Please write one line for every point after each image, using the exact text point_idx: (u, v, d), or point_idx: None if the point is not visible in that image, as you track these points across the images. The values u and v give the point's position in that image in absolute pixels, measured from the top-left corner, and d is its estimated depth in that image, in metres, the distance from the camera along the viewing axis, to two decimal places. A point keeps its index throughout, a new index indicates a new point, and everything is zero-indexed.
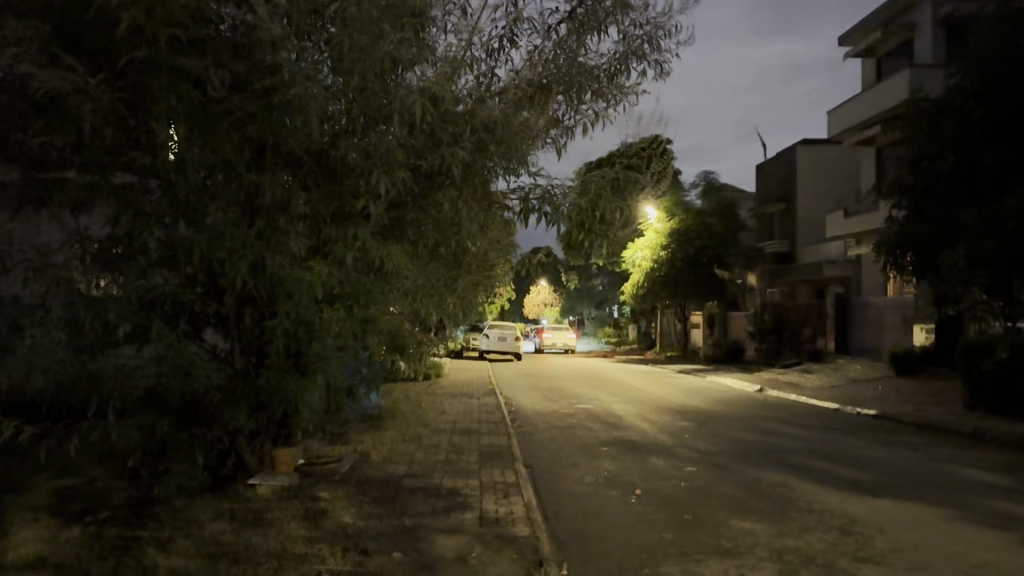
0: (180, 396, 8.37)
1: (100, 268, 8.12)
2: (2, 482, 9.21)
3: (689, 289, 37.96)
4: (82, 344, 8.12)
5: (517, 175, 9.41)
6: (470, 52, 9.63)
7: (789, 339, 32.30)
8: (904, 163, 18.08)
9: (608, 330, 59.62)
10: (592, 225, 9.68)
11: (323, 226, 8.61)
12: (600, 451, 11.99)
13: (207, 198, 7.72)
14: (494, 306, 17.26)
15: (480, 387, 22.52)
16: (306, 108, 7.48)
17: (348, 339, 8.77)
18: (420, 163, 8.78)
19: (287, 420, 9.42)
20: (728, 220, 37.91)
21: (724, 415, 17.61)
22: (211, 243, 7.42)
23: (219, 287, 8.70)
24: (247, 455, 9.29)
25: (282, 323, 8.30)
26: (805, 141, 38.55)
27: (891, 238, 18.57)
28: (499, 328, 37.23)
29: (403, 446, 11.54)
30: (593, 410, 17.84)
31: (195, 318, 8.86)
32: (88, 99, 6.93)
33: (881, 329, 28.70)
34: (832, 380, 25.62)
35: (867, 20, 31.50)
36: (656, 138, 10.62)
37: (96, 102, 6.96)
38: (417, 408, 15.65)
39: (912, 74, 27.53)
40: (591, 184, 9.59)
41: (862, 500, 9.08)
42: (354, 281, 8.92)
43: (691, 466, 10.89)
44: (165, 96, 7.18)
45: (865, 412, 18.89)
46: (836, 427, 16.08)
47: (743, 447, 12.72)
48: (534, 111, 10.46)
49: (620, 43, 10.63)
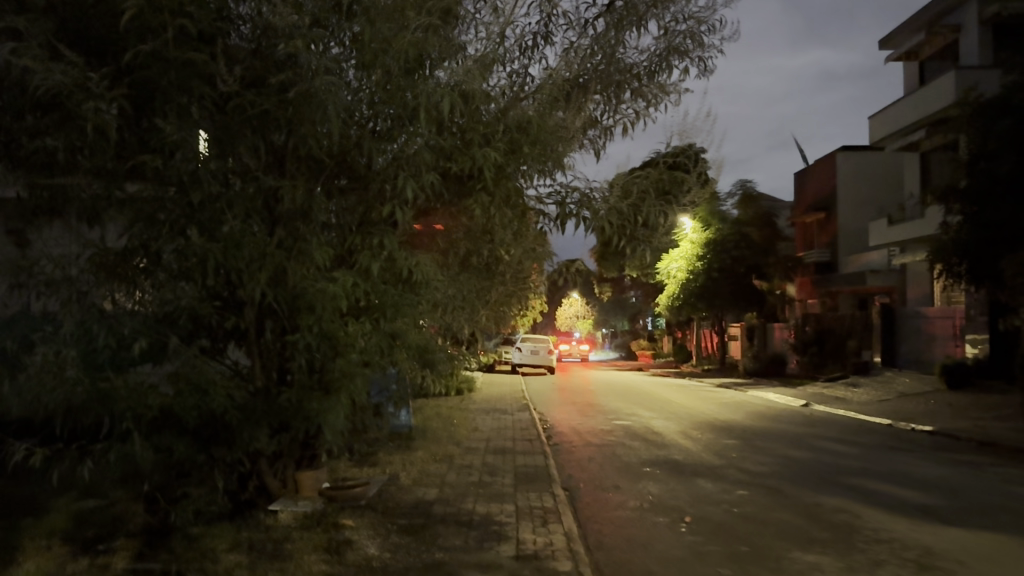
0: (197, 417, 7.81)
1: (110, 280, 7.80)
2: (19, 507, 8.79)
3: (727, 300, 37.01)
4: (95, 359, 7.64)
5: (553, 178, 8.95)
6: (503, 48, 9.05)
7: (831, 353, 30.91)
8: (958, 166, 17.18)
9: (642, 343, 58.60)
10: (637, 233, 8.98)
11: (348, 235, 8.01)
12: (642, 472, 11.32)
13: (225, 203, 7.16)
14: (528, 318, 16.64)
15: (513, 402, 21.87)
16: (319, 100, 7.01)
17: (375, 355, 8.13)
18: (450, 165, 8.23)
19: (312, 440, 8.85)
20: (767, 229, 36.95)
21: (770, 431, 16.77)
22: (228, 252, 6.98)
23: (238, 300, 8.15)
24: (269, 479, 8.74)
25: (304, 338, 7.70)
26: (845, 147, 37.45)
27: (944, 246, 17.66)
28: (532, 340, 36.57)
29: (434, 468, 10.94)
30: (632, 426, 17.10)
31: (214, 332, 8.32)
32: (89, 96, 6.57)
33: (929, 340, 27.59)
34: (880, 394, 24.57)
35: (909, 21, 30.52)
36: (688, 146, 9.72)
37: (98, 100, 6.57)
38: (449, 425, 15.08)
39: (958, 76, 26.52)
40: (634, 186, 9.10)
41: (935, 530, 8.29)
42: (379, 292, 8.16)
43: (743, 489, 10.15)
44: (175, 93, 6.99)
45: (921, 428, 17.91)
46: (891, 445, 15.19)
47: (795, 468, 11.92)
48: (570, 109, 9.76)
49: (661, 39, 10.06)
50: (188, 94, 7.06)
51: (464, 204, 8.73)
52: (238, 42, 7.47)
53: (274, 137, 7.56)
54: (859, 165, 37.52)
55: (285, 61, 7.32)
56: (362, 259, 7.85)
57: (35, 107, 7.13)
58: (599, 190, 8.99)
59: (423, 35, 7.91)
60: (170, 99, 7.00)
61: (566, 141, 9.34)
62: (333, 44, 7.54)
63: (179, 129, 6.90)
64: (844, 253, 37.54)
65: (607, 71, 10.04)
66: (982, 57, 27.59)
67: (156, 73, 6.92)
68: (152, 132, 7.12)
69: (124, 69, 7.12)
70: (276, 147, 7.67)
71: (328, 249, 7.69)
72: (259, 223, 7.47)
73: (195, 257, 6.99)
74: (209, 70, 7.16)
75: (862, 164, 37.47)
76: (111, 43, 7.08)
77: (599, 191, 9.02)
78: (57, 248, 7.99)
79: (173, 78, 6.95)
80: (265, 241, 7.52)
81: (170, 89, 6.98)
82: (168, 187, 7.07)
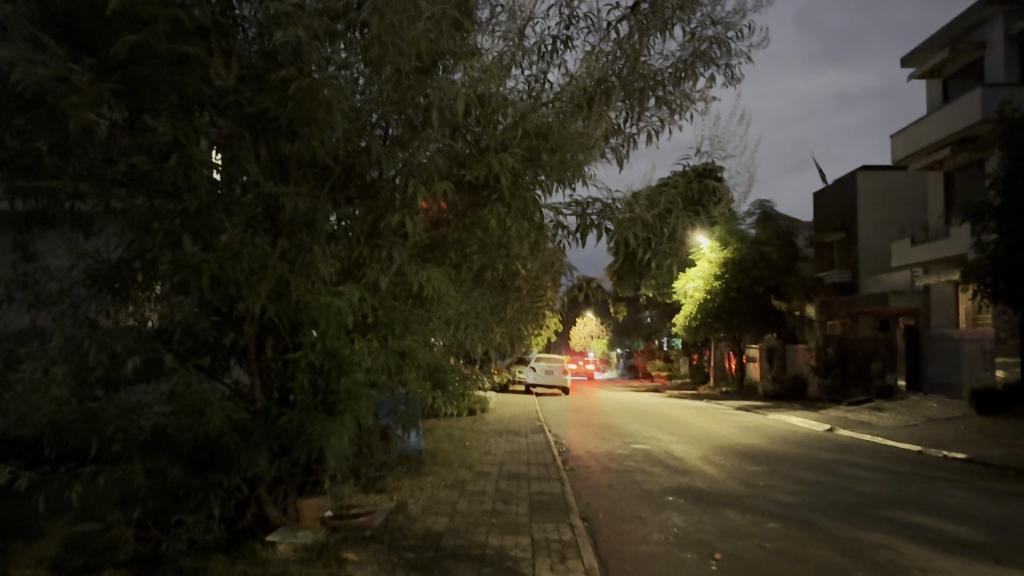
0: (192, 439, 7.30)
1: (102, 292, 7.55)
2: (7, 532, 8.32)
3: (745, 321, 36.31)
4: (86, 377, 7.20)
5: (574, 188, 8.42)
6: (521, 52, 8.58)
7: (854, 376, 29.86)
8: (991, 183, 16.54)
9: (658, 364, 57.76)
10: (662, 244, 8.56)
11: (356, 247, 7.52)
12: (665, 501, 10.71)
13: (224, 211, 6.70)
14: (543, 337, 16.07)
15: (527, 424, 21.22)
16: (323, 102, 6.66)
17: (382, 376, 7.58)
18: (463, 174, 7.73)
19: (314, 466, 8.33)
20: (786, 249, 36.28)
21: (795, 457, 16.08)
22: (226, 264, 6.50)
23: (239, 314, 7.56)
24: (268, 506, 8.22)
25: (307, 355, 7.20)
26: (865, 166, 36.75)
27: (978, 266, 16.99)
28: (546, 360, 35.90)
29: (445, 495, 10.38)
30: (651, 451, 16.43)
31: (217, 350, 7.81)
32: (73, 93, 6.21)
33: (956, 365, 26.80)
34: (906, 419, 23.78)
35: (932, 39, 29.91)
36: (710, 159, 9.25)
37: (82, 96, 6.20)
38: (461, 447, 14.49)
39: (984, 93, 25.85)
40: (661, 197, 8.73)
41: (988, 570, 7.65)
42: (387, 308, 7.66)
43: (774, 522, 9.53)
44: (164, 93, 6.62)
45: (954, 455, 17.15)
46: (925, 473, 14.45)
47: (827, 498, 11.27)
48: (592, 116, 9.24)
49: (686, 45, 9.56)
50: (184, 97, 6.74)
51: (476, 215, 8.28)
52: (239, 42, 7.04)
53: (278, 137, 7.10)
54: (881, 184, 36.82)
55: (288, 56, 6.86)
56: (369, 272, 7.34)
57: (22, 109, 6.72)
58: (622, 200, 8.49)
59: (436, 35, 7.49)
60: (161, 100, 6.63)
61: (587, 149, 8.83)
62: (339, 44, 7.05)
63: (171, 128, 6.52)
64: (865, 273, 36.81)
65: (631, 77, 9.55)
66: (1007, 74, 26.92)
67: (145, 68, 6.51)
68: (146, 133, 6.71)
69: (112, 64, 6.69)
70: (284, 152, 7.23)
71: (334, 261, 7.21)
72: (260, 233, 6.96)
73: (189, 269, 6.50)
74: (203, 64, 6.76)
75: (883, 183, 36.78)
76: (97, 36, 6.65)
77: (623, 202, 8.53)
78: (54, 260, 7.68)
79: (163, 74, 6.54)
80: (268, 253, 7.07)
81: (160, 86, 6.58)
82: (163, 195, 6.59)
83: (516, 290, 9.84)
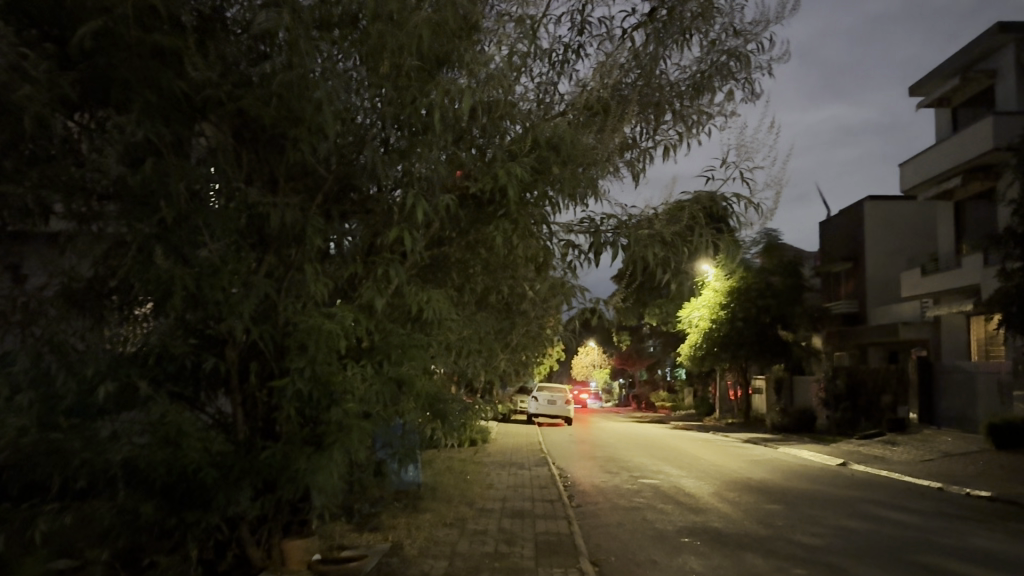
0: (166, 475, 6.63)
1: (75, 313, 6.81)
2: None
3: (751, 351, 35.55)
4: (52, 405, 6.60)
5: (584, 205, 7.84)
6: (529, 60, 8.04)
7: (864, 408, 29.04)
8: (1015, 208, 15.81)
9: (662, 394, 56.86)
10: (683, 261, 8.08)
11: (351, 264, 6.93)
12: (681, 543, 10.01)
13: (202, 222, 6.15)
14: (546, 366, 15.37)
15: (530, 456, 20.42)
16: (316, 109, 6.21)
17: (378, 406, 6.93)
18: (467, 186, 7.20)
19: (302, 504, 7.63)
20: (793, 278, 35.61)
21: (811, 494, 15.32)
22: (205, 280, 5.93)
23: (217, 337, 6.83)
24: (250, 548, 7.49)
25: (294, 383, 6.55)
26: (872, 196, 36.19)
27: (1003, 296, 16.28)
28: (549, 390, 35.12)
29: (444, 535, 9.65)
30: (660, 486, 15.65)
31: (197, 377, 7.14)
32: (27, 85, 5.64)
33: (971, 398, 26.07)
34: (923, 453, 22.95)
35: (942, 67, 29.46)
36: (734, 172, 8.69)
37: (34, 89, 5.66)
38: (462, 481, 13.75)
39: (995, 121, 25.31)
40: (684, 211, 8.18)
41: None
42: (384, 331, 7.09)
43: (799, 568, 8.83)
44: (140, 91, 6.05)
45: (978, 492, 16.38)
46: (950, 513, 13.69)
47: (854, 542, 10.50)
48: (605, 129, 8.65)
49: (705, 56, 9.03)
50: (163, 96, 6.16)
51: (481, 233, 7.68)
52: (222, 43, 6.58)
53: (266, 149, 6.73)
54: (889, 214, 36.24)
55: (282, 59, 6.34)
56: (366, 292, 6.75)
57: None
58: (638, 218, 8.10)
59: (435, 39, 7.03)
60: (136, 98, 6.07)
61: (601, 163, 8.26)
62: (351, 54, 6.66)
63: (145, 130, 5.98)
64: (874, 303, 36.14)
65: (646, 89, 8.99)
66: (1020, 102, 26.34)
67: (116, 63, 5.98)
68: (112, 133, 6.07)
69: (78, 57, 6.09)
70: (275, 162, 6.73)
71: (327, 280, 6.64)
72: (244, 249, 6.39)
73: (162, 285, 5.86)
74: (182, 62, 6.24)
75: (891, 213, 36.20)
76: (62, 28, 6.06)
77: (639, 218, 8.13)
78: (32, 279, 7.08)
79: (132, 66, 6.02)
80: (253, 272, 6.52)
81: (129, 80, 6.05)
82: (134, 207, 6.07)
83: (521, 314, 9.25)
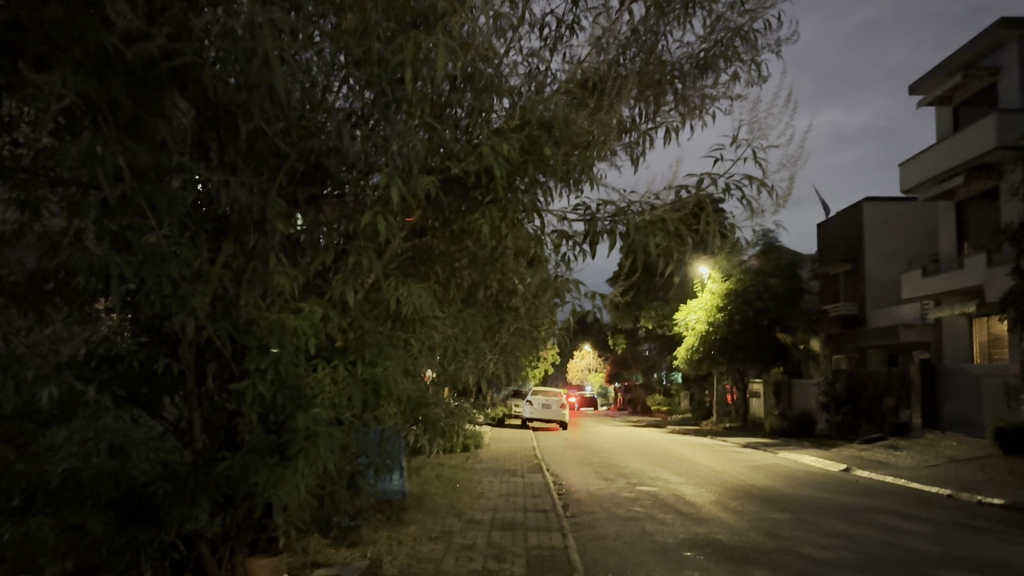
0: (109, 487, 5.93)
1: (16, 310, 6.22)
2: None
3: (749, 353, 34.89)
4: None
5: (581, 190, 7.15)
6: (514, 33, 7.39)
7: (864, 411, 28.89)
8: None
9: (659, 398, 56.18)
10: (688, 254, 7.46)
11: (319, 255, 6.20)
12: (683, 559, 9.32)
13: (148, 205, 5.47)
14: (539, 368, 14.68)
15: (524, 462, 19.68)
16: (272, 70, 5.56)
17: (350, 412, 6.19)
18: (449, 166, 6.54)
19: (268, 520, 6.90)
20: (791, 280, 34.97)
21: (814, 502, 14.64)
22: (145, 267, 5.22)
23: (169, 334, 6.14)
24: (211, 570, 6.75)
25: (254, 386, 5.80)
26: (871, 197, 35.53)
27: (1016, 296, 15.56)
28: (543, 394, 34.36)
29: (428, 550, 8.95)
30: (660, 495, 14.96)
31: (152, 379, 6.46)
32: None
33: (976, 401, 25.45)
34: (927, 459, 22.25)
35: (943, 64, 28.82)
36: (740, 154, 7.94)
37: None
38: (451, 490, 13.03)
39: (998, 118, 24.57)
40: (690, 197, 7.42)
41: None
42: (358, 328, 6.38)
43: None
44: (66, 45, 5.46)
45: (990, 500, 15.69)
46: (963, 523, 12.99)
47: (869, 556, 9.77)
48: (602, 108, 8.01)
49: (710, 34, 8.37)
50: (92, 52, 5.51)
51: (468, 222, 6.99)
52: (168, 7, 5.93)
53: (228, 129, 6.17)
54: (888, 215, 35.55)
55: (234, 14, 5.75)
56: (337, 286, 6.05)
57: None
58: (639, 203, 7.37)
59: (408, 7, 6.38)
60: (63, 56, 5.47)
61: (598, 146, 7.57)
62: (323, 15, 6.15)
63: (74, 87, 5.31)
64: (873, 305, 35.48)
65: (647, 68, 8.33)
66: None
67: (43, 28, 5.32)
68: (37, 91, 5.42)
69: None
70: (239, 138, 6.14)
71: (292, 271, 5.92)
72: (193, 237, 5.70)
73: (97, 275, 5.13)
74: (120, 26, 5.59)
75: (891, 214, 35.52)
76: None
77: (639, 205, 7.38)
78: None
79: (56, 16, 5.41)
80: (207, 263, 5.83)
81: (52, 33, 5.45)
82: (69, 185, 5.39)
83: (511, 311, 8.57)
